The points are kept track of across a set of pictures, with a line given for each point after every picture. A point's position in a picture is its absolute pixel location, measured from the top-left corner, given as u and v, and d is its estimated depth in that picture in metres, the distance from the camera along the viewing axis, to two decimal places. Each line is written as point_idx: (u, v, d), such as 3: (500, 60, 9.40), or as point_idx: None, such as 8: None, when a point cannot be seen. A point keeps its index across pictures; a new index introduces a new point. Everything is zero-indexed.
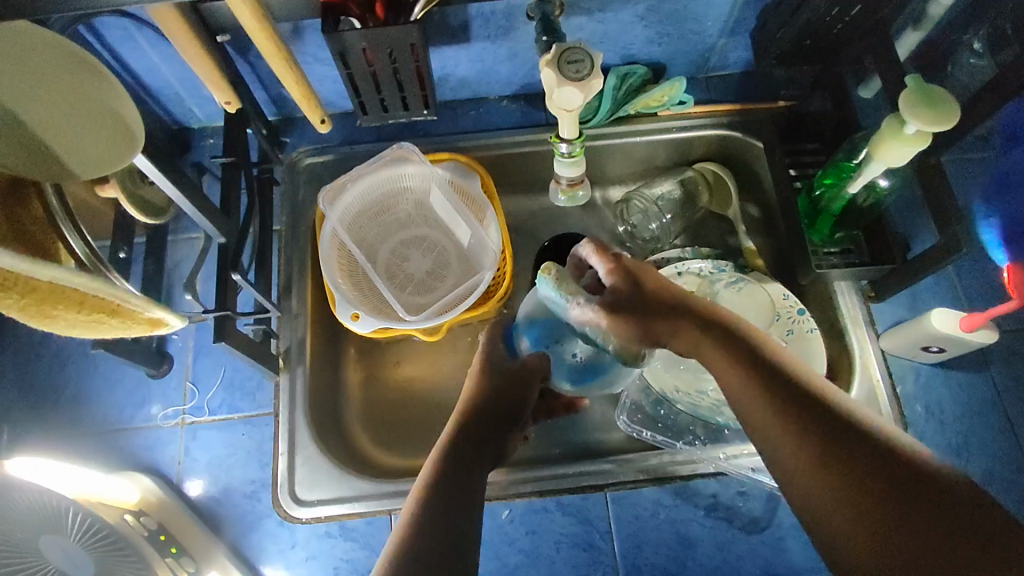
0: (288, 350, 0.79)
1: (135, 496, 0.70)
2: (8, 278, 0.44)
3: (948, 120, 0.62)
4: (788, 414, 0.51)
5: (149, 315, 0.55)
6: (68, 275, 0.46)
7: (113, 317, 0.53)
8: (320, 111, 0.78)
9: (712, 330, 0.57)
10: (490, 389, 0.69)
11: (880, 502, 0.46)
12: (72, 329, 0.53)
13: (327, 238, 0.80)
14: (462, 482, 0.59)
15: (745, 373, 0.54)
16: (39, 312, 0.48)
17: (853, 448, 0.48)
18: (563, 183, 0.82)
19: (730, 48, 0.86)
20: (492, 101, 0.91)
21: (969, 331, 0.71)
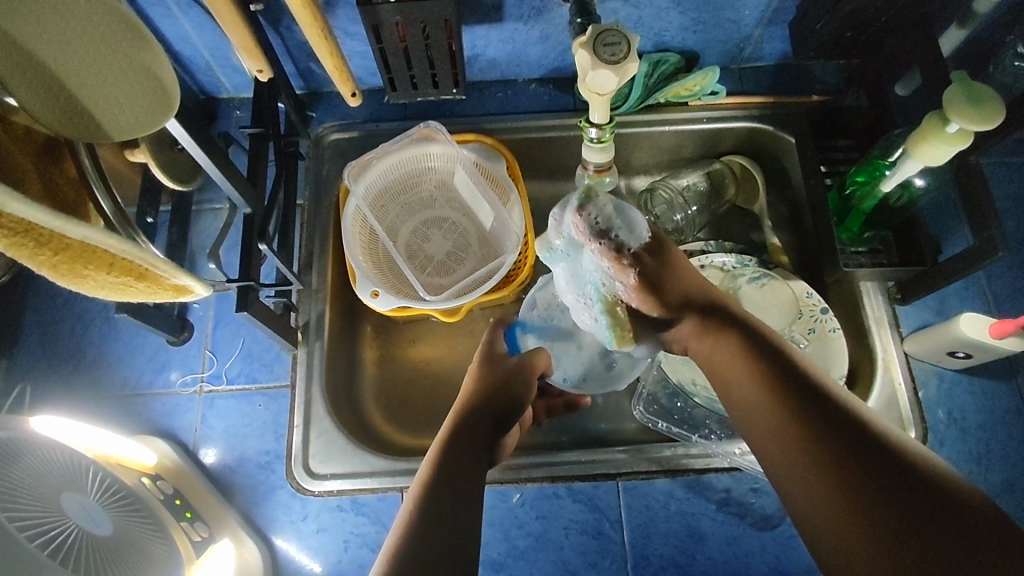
0: (307, 324, 0.80)
1: (153, 459, 0.71)
2: (42, 234, 0.44)
3: (990, 121, 0.60)
4: (782, 397, 0.52)
5: (176, 281, 0.55)
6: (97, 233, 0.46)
7: (140, 282, 0.54)
8: (351, 84, 0.79)
9: (716, 322, 0.60)
10: (493, 376, 0.67)
11: (863, 479, 0.46)
12: (99, 290, 0.53)
13: (350, 213, 0.80)
14: (465, 464, 0.57)
15: (743, 359, 0.56)
16: (71, 271, 0.49)
17: (844, 431, 0.49)
18: (589, 169, 0.78)
19: (765, 40, 0.85)
20: (521, 83, 0.90)
21: (998, 338, 0.69)
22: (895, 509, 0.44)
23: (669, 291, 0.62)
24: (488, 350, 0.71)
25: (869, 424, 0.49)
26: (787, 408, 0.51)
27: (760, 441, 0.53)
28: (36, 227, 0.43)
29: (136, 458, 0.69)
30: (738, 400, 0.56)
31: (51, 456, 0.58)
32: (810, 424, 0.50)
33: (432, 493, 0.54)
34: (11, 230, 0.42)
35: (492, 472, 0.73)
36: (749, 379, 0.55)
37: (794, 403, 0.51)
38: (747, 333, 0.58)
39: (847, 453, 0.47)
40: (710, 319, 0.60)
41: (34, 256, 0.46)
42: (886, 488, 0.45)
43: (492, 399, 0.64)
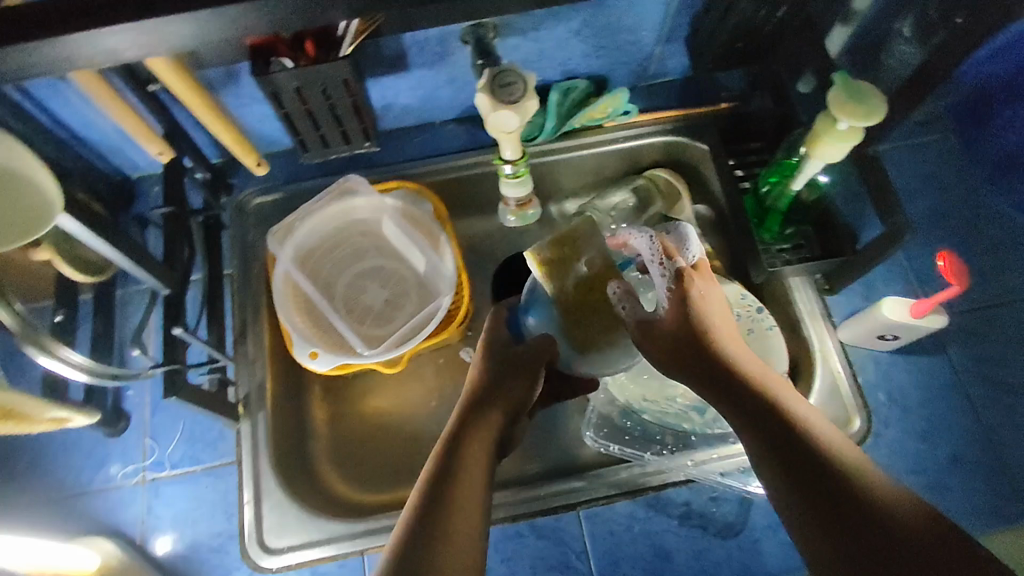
0: (248, 396, 0.78)
1: (95, 562, 0.67)
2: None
3: (874, 116, 0.62)
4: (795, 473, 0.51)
5: (49, 415, 0.66)
6: None
7: (11, 420, 0.63)
8: (254, 154, 0.78)
9: (722, 380, 0.57)
10: (496, 367, 0.69)
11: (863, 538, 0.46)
12: None
13: (281, 278, 0.80)
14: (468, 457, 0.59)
15: (751, 429, 0.54)
16: None
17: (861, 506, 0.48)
18: (511, 204, 0.80)
19: (667, 56, 0.87)
20: (438, 125, 0.91)
21: (919, 318, 0.71)
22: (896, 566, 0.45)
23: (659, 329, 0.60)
24: (501, 338, 0.72)
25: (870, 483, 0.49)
26: (790, 467, 0.51)
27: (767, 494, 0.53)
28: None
29: (72, 566, 0.66)
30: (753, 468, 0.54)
31: None
32: (804, 478, 0.50)
33: (434, 494, 0.55)
34: None
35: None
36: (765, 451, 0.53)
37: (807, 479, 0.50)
38: (754, 397, 0.55)
39: (868, 531, 0.47)
40: (717, 381, 0.57)
41: None
42: (875, 536, 0.46)
43: (496, 391, 0.66)
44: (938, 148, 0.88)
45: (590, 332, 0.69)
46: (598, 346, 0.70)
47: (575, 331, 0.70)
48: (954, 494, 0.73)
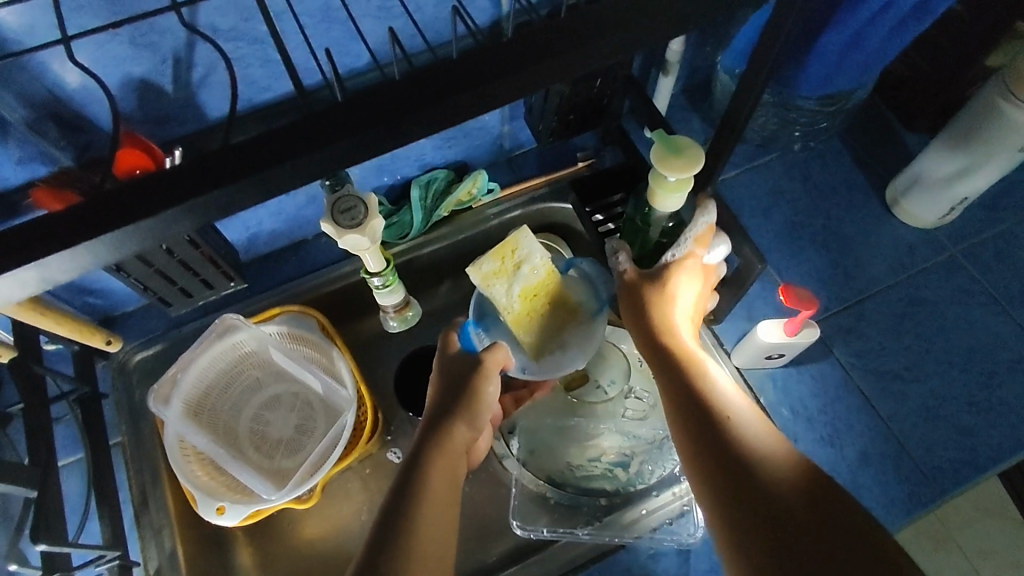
0: (160, 569, 0.74)
1: None
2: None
3: (691, 166, 0.66)
4: (719, 459, 0.55)
5: None
6: None
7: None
8: (102, 333, 0.79)
9: (660, 346, 0.66)
10: (448, 379, 0.66)
11: (755, 487, 0.53)
12: None
13: (171, 438, 0.77)
14: (420, 510, 0.55)
15: (686, 415, 0.59)
16: None
17: (782, 493, 0.51)
18: (389, 311, 0.80)
19: (515, 131, 0.91)
20: (313, 240, 0.91)
21: (794, 335, 0.74)
22: (781, 514, 0.51)
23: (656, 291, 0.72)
24: (453, 358, 0.68)
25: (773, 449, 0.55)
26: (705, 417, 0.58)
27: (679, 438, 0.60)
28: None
29: None
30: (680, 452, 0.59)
31: None
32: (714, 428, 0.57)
33: (385, 530, 0.53)
34: None
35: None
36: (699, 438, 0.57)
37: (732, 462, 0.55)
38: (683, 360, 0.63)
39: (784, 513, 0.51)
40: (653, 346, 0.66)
41: None
42: (765, 488, 0.52)
43: (446, 420, 0.62)
44: (781, 164, 0.94)
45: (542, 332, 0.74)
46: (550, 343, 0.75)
47: (529, 338, 0.73)
48: (872, 491, 0.76)
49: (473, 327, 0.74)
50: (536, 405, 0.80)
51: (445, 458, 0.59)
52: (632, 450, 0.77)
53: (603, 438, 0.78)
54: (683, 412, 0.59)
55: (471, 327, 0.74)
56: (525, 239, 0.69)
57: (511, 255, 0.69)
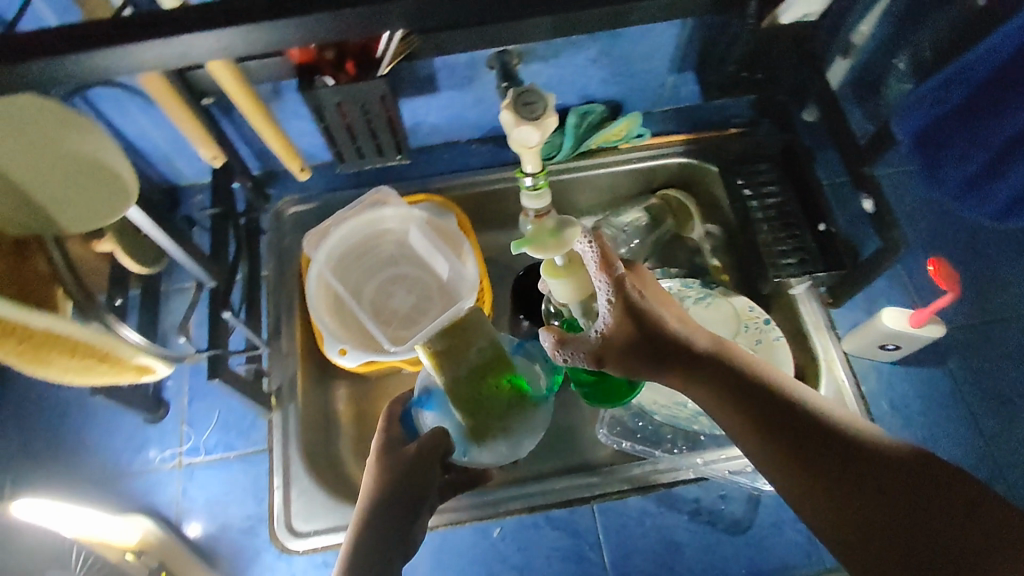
0: (280, 388, 0.82)
1: (135, 536, 0.70)
2: (9, 325, 0.51)
3: (571, 238, 0.67)
4: (781, 443, 0.57)
5: (139, 362, 0.63)
6: (62, 322, 0.54)
7: (103, 363, 0.60)
8: (299, 159, 0.86)
9: (697, 369, 0.62)
10: (392, 466, 0.63)
11: (846, 470, 0.55)
12: (66, 376, 0.59)
13: (314, 280, 0.86)
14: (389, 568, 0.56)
15: (755, 419, 0.59)
16: (36, 359, 0.55)
17: (842, 455, 0.55)
18: (530, 217, 0.83)
19: (679, 84, 0.94)
20: (464, 144, 0.97)
21: (918, 327, 0.76)
22: (875, 484, 0.53)
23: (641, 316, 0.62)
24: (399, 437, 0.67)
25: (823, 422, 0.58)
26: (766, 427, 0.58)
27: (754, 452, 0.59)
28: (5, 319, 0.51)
29: (115, 538, 0.69)
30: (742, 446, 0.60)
31: (32, 539, 0.65)
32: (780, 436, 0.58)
33: None
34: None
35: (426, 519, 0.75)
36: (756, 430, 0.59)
37: (795, 442, 0.57)
38: (725, 372, 0.62)
39: (852, 475, 0.54)
40: (687, 366, 0.63)
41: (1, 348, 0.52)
42: (850, 466, 0.55)
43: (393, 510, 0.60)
44: None
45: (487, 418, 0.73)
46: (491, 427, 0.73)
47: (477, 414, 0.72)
48: None
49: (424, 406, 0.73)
50: None
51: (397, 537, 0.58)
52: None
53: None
54: (734, 406, 0.60)
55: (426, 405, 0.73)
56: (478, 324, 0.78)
57: (460, 335, 0.77)
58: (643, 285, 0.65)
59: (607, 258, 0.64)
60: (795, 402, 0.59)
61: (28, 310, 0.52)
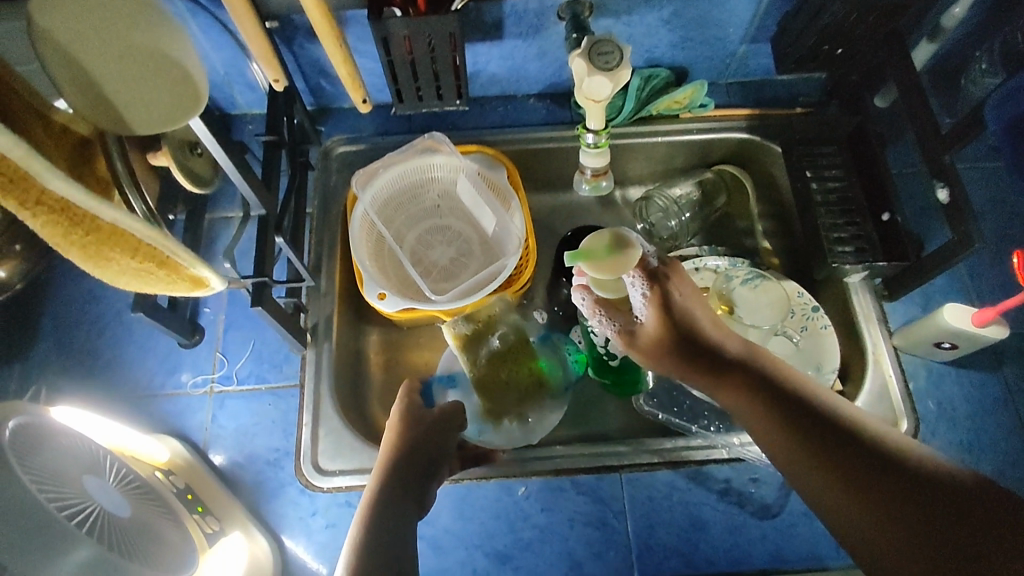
0: (316, 325, 0.82)
1: (165, 455, 0.71)
2: (77, 215, 0.45)
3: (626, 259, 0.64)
4: (809, 447, 0.56)
5: (195, 272, 0.55)
6: (131, 220, 0.47)
7: (161, 269, 0.53)
8: (362, 90, 0.84)
9: (724, 368, 0.63)
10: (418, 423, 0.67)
11: (873, 479, 0.53)
12: (119, 277, 0.53)
13: (359, 218, 0.83)
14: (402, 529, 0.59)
15: (782, 423, 0.58)
16: (97, 254, 0.48)
17: (873, 459, 0.54)
18: (587, 173, 0.88)
19: (750, 56, 0.91)
20: (520, 98, 0.95)
21: (981, 326, 0.73)
22: (904, 496, 0.51)
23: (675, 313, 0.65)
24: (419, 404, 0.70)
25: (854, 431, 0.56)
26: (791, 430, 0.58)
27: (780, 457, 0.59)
28: (74, 207, 0.44)
29: (147, 454, 0.69)
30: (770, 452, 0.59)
31: None
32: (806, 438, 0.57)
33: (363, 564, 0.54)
34: (51, 208, 0.43)
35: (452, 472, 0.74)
36: (784, 434, 0.58)
37: (820, 444, 0.56)
38: (753, 375, 0.62)
39: (883, 480, 0.52)
40: (716, 365, 0.63)
41: (65, 236, 0.46)
42: (878, 473, 0.53)
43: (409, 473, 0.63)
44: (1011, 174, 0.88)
45: (503, 402, 0.78)
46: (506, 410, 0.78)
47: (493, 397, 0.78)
48: None
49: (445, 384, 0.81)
50: None
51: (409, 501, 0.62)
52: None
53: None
54: (765, 407, 0.60)
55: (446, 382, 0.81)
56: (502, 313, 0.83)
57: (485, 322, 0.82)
58: (679, 284, 0.67)
59: (647, 263, 0.67)
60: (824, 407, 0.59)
61: (96, 199, 0.45)
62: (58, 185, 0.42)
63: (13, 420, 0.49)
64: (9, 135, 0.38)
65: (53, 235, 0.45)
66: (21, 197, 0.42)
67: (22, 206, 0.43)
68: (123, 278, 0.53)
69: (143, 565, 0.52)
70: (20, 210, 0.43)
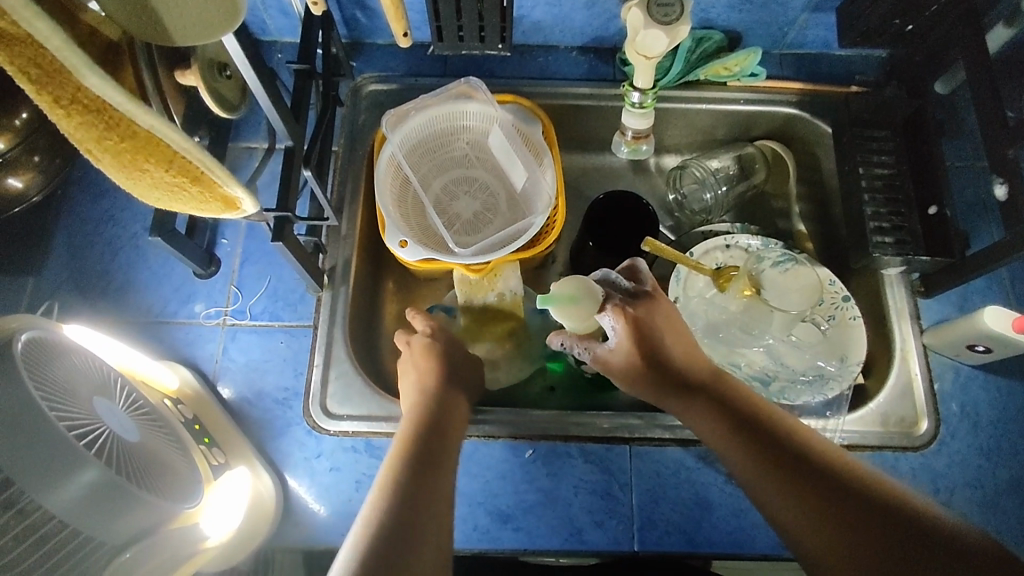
0: (334, 268, 0.80)
1: (175, 384, 0.70)
2: (113, 118, 0.43)
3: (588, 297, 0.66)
4: (792, 486, 0.57)
5: (228, 192, 0.52)
6: (166, 128, 0.44)
7: (194, 184, 0.51)
8: (403, 25, 0.80)
9: (702, 398, 0.65)
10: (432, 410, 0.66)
11: (850, 516, 0.54)
12: (153, 189, 0.52)
13: (385, 159, 0.80)
14: (416, 514, 0.55)
15: (759, 458, 0.59)
16: (130, 162, 0.47)
17: (864, 502, 0.54)
18: (628, 136, 0.87)
19: (811, 25, 0.85)
20: (562, 50, 0.90)
21: (1020, 333, 0.71)
22: (879, 531, 0.52)
23: (656, 340, 0.67)
24: (430, 399, 0.67)
25: (833, 468, 0.58)
26: (770, 465, 0.59)
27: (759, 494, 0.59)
28: (110, 108, 0.42)
29: (159, 381, 0.68)
30: (756, 493, 0.59)
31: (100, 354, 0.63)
32: (786, 473, 0.58)
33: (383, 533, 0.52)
34: (85, 106, 0.42)
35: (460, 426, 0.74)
36: (770, 473, 0.58)
37: (799, 480, 0.57)
38: (731, 406, 0.64)
39: (873, 524, 0.53)
40: (698, 396, 0.65)
41: (99, 139, 0.45)
42: (854, 511, 0.54)
43: (429, 465, 0.60)
44: None
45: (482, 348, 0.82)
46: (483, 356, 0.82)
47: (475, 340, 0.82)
48: (1008, 516, 0.73)
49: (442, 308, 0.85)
50: (709, 296, 0.83)
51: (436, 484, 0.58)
52: (776, 373, 0.80)
53: (749, 350, 0.82)
54: (743, 443, 0.61)
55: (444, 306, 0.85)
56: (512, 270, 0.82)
57: (494, 275, 0.82)
58: (652, 314, 0.66)
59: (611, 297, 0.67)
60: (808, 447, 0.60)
61: (133, 102, 0.42)
62: (94, 84, 0.39)
63: (26, 331, 0.49)
64: (48, 24, 0.36)
65: (86, 137, 0.44)
66: (57, 93, 0.41)
67: (56, 103, 0.42)
68: (155, 191, 0.52)
69: (150, 492, 0.51)
70: (54, 108, 0.42)
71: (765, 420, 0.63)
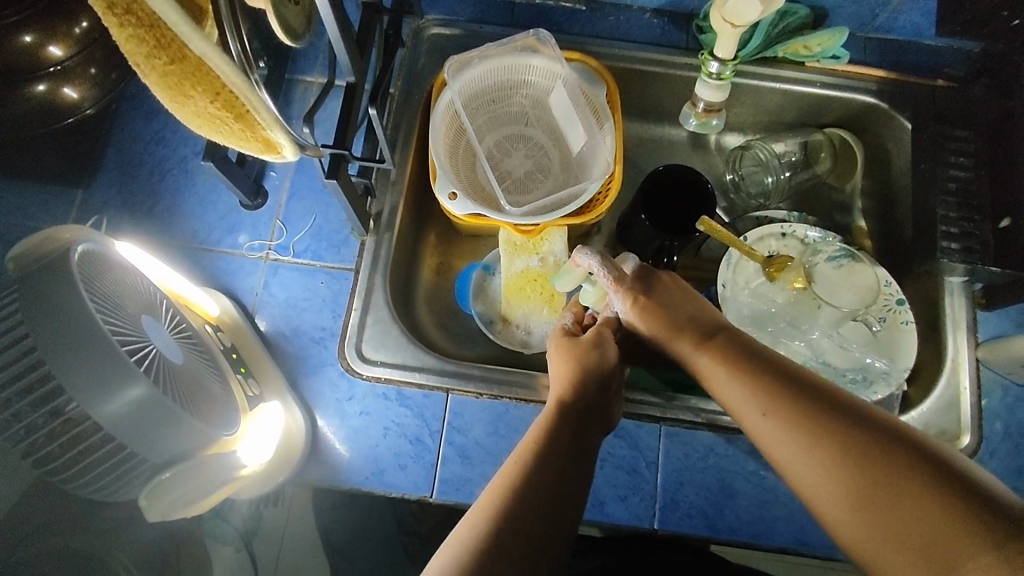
0: (380, 213, 0.78)
1: (215, 311, 0.70)
2: (164, 36, 0.43)
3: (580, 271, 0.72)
4: (789, 419, 0.54)
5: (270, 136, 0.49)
6: (218, 59, 0.41)
7: (234, 119, 0.48)
8: None
9: (712, 341, 0.63)
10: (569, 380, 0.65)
11: (848, 449, 0.51)
12: (193, 117, 0.50)
13: (443, 105, 0.77)
14: (528, 507, 0.52)
15: (760, 393, 0.57)
16: (177, 86, 0.46)
17: (868, 438, 0.51)
18: (699, 109, 0.84)
19: (905, 9, 0.80)
20: (635, 10, 0.86)
21: None
22: (879, 466, 0.49)
23: (669, 297, 0.68)
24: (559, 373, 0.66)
25: (836, 404, 0.54)
26: (774, 398, 0.56)
27: (757, 431, 0.57)
28: (162, 24, 0.42)
29: (199, 304, 0.68)
30: (755, 430, 0.57)
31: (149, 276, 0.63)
32: (786, 405, 0.55)
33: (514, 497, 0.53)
34: (139, 20, 0.42)
35: (492, 386, 0.73)
36: (768, 415, 0.56)
37: (798, 415, 0.54)
38: (735, 345, 0.62)
39: (868, 461, 0.50)
40: (707, 337, 0.64)
41: (149, 57, 0.44)
42: (851, 441, 0.51)
43: (547, 435, 0.59)
44: None
45: (519, 309, 0.82)
46: (518, 316, 0.82)
47: (513, 301, 0.81)
48: None
49: (483, 266, 0.85)
50: (756, 287, 0.81)
51: (534, 505, 0.53)
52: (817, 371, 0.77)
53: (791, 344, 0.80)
54: (743, 378, 0.58)
55: (484, 263, 0.85)
56: (557, 236, 0.80)
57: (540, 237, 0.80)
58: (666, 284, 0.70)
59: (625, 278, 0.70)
60: (813, 387, 0.56)
61: (185, 23, 0.39)
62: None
63: (81, 243, 0.49)
64: None
65: (136, 51, 0.44)
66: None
67: (110, 10, 0.42)
68: (191, 116, 0.50)
69: (190, 414, 0.51)
70: (109, 16, 0.42)
71: (768, 361, 0.59)
